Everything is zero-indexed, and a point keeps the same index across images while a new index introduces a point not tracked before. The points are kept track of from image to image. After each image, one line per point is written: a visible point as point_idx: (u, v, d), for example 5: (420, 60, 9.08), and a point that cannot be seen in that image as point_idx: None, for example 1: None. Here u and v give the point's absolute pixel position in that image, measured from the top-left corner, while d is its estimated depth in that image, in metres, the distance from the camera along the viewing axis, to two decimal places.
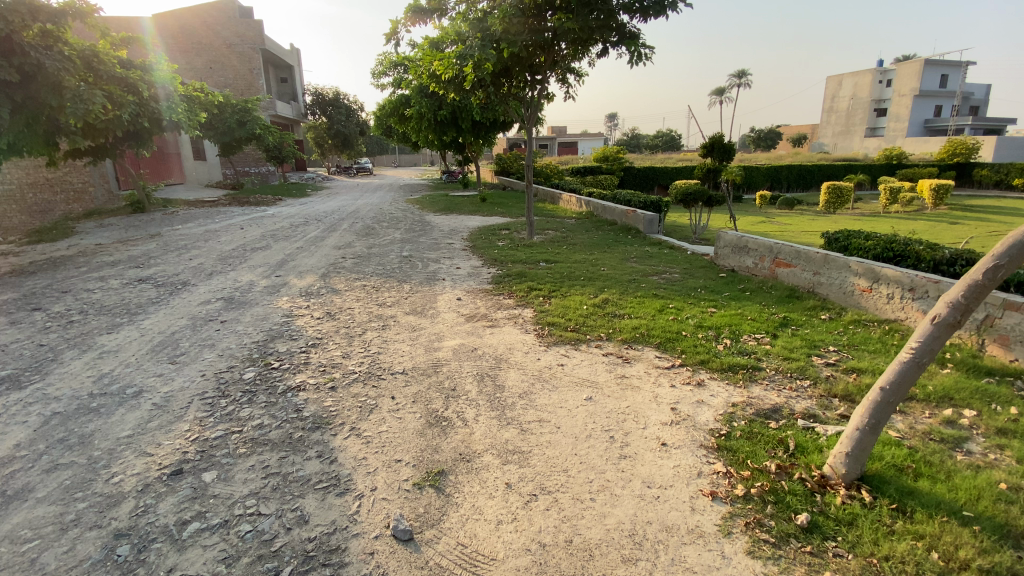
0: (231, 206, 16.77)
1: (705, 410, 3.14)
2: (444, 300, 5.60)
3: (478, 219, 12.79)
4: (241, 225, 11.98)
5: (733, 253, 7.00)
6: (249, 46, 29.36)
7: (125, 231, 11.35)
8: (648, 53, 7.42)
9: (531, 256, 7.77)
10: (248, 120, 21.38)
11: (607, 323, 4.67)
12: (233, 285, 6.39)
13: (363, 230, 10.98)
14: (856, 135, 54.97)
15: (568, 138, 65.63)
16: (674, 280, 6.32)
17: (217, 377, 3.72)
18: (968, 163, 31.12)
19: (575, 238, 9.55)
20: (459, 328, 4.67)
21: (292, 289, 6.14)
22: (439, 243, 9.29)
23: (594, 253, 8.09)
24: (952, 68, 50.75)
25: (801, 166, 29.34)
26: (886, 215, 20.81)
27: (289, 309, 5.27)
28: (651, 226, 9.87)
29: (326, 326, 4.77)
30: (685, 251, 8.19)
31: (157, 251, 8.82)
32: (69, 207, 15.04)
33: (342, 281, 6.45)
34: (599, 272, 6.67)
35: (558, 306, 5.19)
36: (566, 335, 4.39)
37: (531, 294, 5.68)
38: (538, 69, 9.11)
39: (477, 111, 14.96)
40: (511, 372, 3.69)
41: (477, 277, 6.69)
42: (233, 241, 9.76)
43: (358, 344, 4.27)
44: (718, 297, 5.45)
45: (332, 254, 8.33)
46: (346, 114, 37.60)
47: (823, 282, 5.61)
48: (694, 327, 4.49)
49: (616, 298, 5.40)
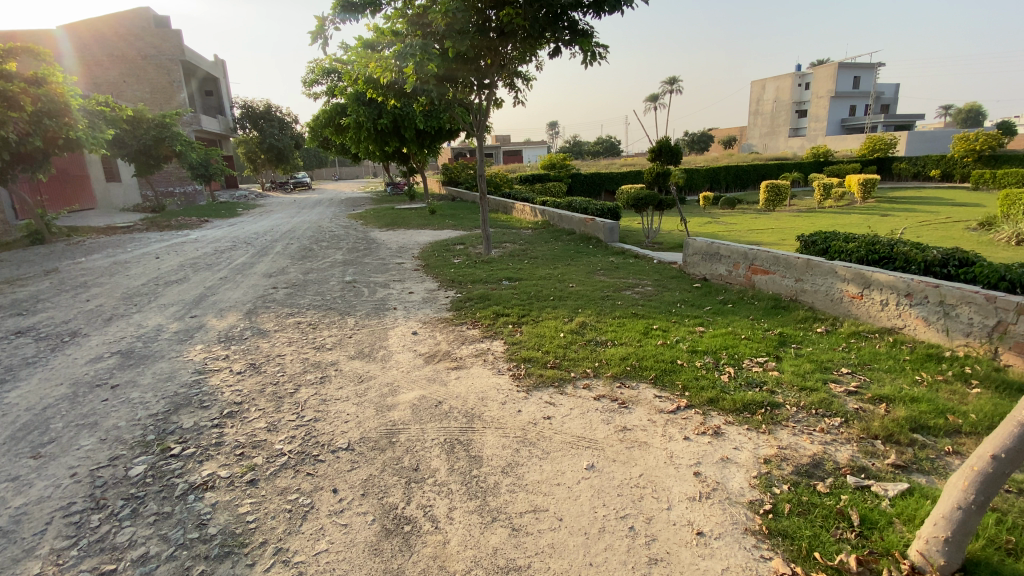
0: (148, 231, 15.05)
1: (733, 472, 2.52)
2: (395, 336, 4.78)
3: (428, 233, 11.97)
4: (157, 254, 10.57)
5: (704, 260, 6.56)
6: (168, 58, 27.12)
7: (14, 268, 9.73)
8: (603, 52, 6.91)
9: (491, 274, 7.06)
10: (168, 136, 19.53)
11: (590, 354, 4.01)
12: (137, 332, 5.29)
13: (300, 252, 9.89)
14: (782, 135, 58.02)
15: (512, 145, 65.58)
16: (649, 294, 5.79)
17: (93, 477, 2.76)
18: (887, 158, 33.36)
19: (535, 250, 8.95)
20: (415, 374, 3.87)
21: (210, 334, 5.12)
22: (387, 264, 8.42)
23: (559, 267, 7.48)
24: (864, 70, 54.64)
25: (739, 167, 30.30)
26: (822, 210, 21.60)
27: (204, 363, 4.30)
28: (611, 235, 9.37)
29: (249, 384, 3.85)
30: (651, 259, 7.72)
31: (48, 292, 7.44)
32: None
33: (273, 319, 5.49)
34: (568, 290, 6.03)
35: (531, 336, 4.49)
36: (546, 374, 3.69)
37: (497, 322, 4.95)
38: (485, 74, 8.48)
39: (420, 119, 14.14)
40: (485, 435, 2.96)
41: (433, 303, 5.90)
42: (145, 274, 8.46)
43: (290, 409, 3.41)
44: (702, 313, 4.94)
45: (263, 284, 7.28)
46: (279, 127, 35.65)
47: (806, 288, 5.22)
48: (688, 353, 3.91)
49: (593, 321, 4.77)
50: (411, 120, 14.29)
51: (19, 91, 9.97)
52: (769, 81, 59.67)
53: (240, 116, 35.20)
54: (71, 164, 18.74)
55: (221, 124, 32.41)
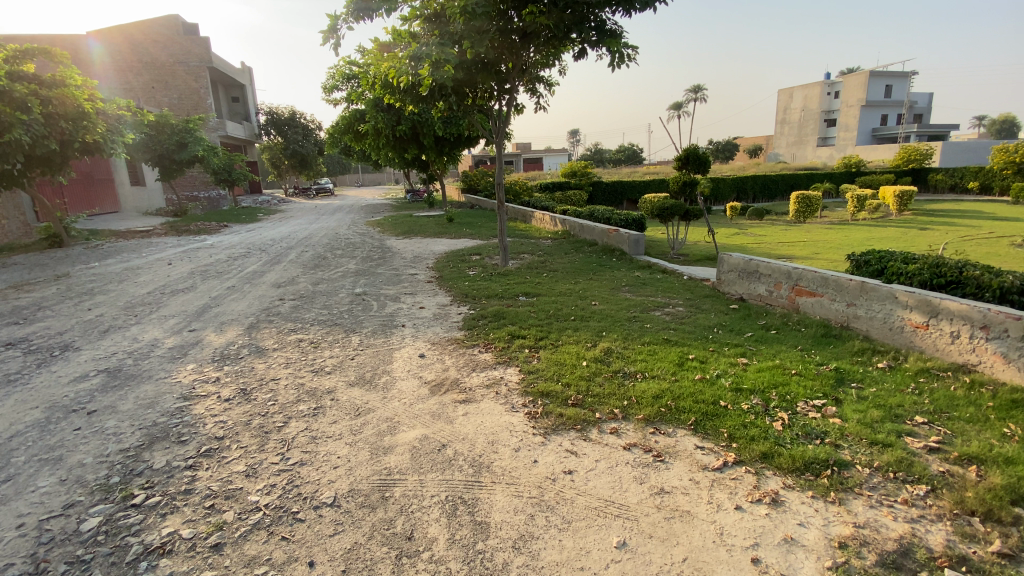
0: (167, 236, 15.05)
1: (800, 558, 2.03)
2: (401, 359, 4.36)
3: (445, 243, 11.60)
4: (169, 260, 10.41)
5: (741, 278, 6.03)
6: (196, 63, 27.54)
7: (27, 273, 9.65)
8: (631, 53, 6.44)
9: (508, 289, 6.62)
10: (190, 141, 19.67)
11: (618, 388, 3.53)
12: (130, 347, 4.99)
13: (312, 261, 9.61)
14: (810, 145, 56.62)
15: (533, 153, 65.39)
16: (681, 315, 5.28)
17: (40, 530, 2.41)
18: (922, 169, 32.06)
19: (555, 262, 8.49)
20: (418, 408, 3.44)
21: (204, 351, 4.77)
22: (399, 275, 8.04)
23: (580, 282, 6.99)
24: (896, 79, 53.10)
25: (766, 176, 29.41)
26: (854, 223, 20.68)
27: (191, 387, 3.94)
28: (637, 247, 8.86)
29: (235, 414, 3.46)
30: (681, 275, 7.19)
31: (54, 299, 7.26)
32: None
33: (273, 335, 5.13)
34: (591, 309, 5.55)
35: (550, 363, 4.03)
36: (567, 414, 3.21)
37: (513, 345, 4.49)
38: (506, 78, 8.11)
39: (439, 125, 13.86)
40: (494, 492, 2.50)
41: (444, 320, 5.47)
42: (154, 281, 8.26)
43: (275, 448, 3.00)
44: (744, 341, 4.43)
45: (269, 295, 6.97)
46: (302, 133, 36.02)
47: (860, 314, 4.65)
48: (730, 392, 3.42)
49: (619, 347, 4.29)
50: (430, 126, 14.02)
51: (32, 93, 9.93)
52: (796, 90, 58.36)
53: (264, 123, 35.67)
54: (96, 169, 18.98)
55: (246, 130, 32.81)
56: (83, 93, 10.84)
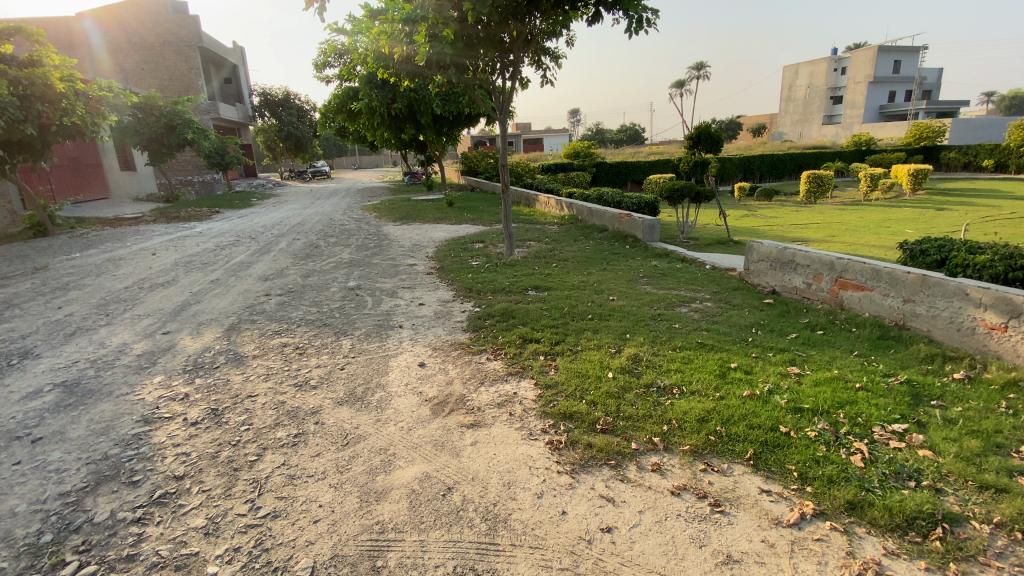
0: (156, 223, 14.41)
1: None
2: (397, 369, 3.81)
3: (445, 229, 10.98)
4: (154, 250, 9.80)
5: (773, 268, 5.46)
6: (186, 43, 26.47)
7: (4, 265, 9.05)
8: (654, 17, 5.78)
9: (516, 282, 6.03)
10: (180, 123, 18.88)
11: (652, 407, 2.99)
12: (94, 354, 4.42)
13: (305, 250, 9.02)
14: (815, 123, 55.41)
15: (533, 133, 64.08)
16: (711, 313, 4.71)
17: None
18: (935, 146, 31.16)
19: (563, 250, 7.90)
20: (417, 435, 2.88)
21: (176, 359, 4.21)
22: (397, 266, 7.45)
23: (593, 273, 6.41)
24: (906, 54, 51.65)
25: (774, 155, 28.56)
26: (868, 203, 20.01)
27: (155, 406, 3.40)
28: (651, 233, 8.24)
29: (201, 444, 2.92)
30: (702, 264, 6.59)
31: (22, 295, 6.67)
32: None
33: (254, 339, 4.57)
34: (609, 305, 4.98)
35: (570, 374, 3.47)
36: (597, 444, 2.66)
37: (524, 352, 3.93)
38: (510, 49, 7.43)
39: (437, 103, 13.14)
40: (514, 562, 1.97)
41: (445, 320, 4.90)
42: (134, 274, 7.66)
43: (243, 493, 2.47)
44: (788, 345, 3.89)
45: (255, 290, 6.39)
46: (297, 115, 35.10)
47: (919, 313, 4.09)
48: (789, 414, 2.88)
49: (649, 353, 3.73)
50: (427, 104, 13.29)
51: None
52: (802, 66, 56.90)
53: (258, 104, 34.66)
54: (82, 153, 18.21)
55: (239, 112, 31.82)
56: (59, 74, 10.07)
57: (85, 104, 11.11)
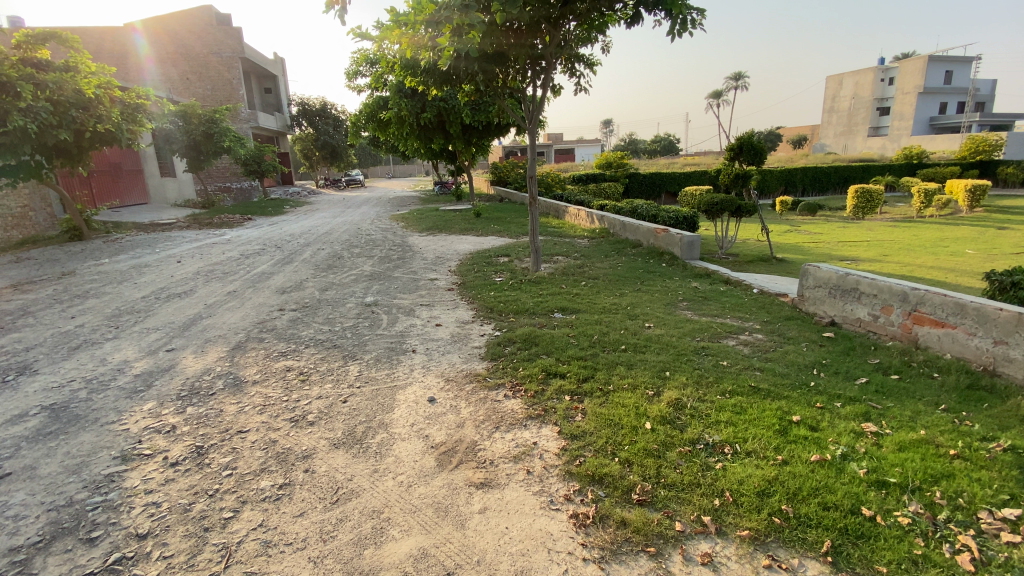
0: (189, 229, 14.61)
1: None
2: (405, 405, 3.39)
3: (471, 241, 10.64)
4: (180, 257, 9.78)
5: (833, 297, 4.87)
6: (229, 53, 27.20)
7: (35, 269, 9.13)
8: (699, 18, 5.33)
9: (541, 303, 5.58)
10: (217, 132, 19.27)
11: (698, 473, 2.50)
12: (92, 373, 4.19)
13: (326, 261, 8.81)
14: (860, 135, 53.26)
15: (564, 144, 63.99)
16: (763, 349, 4.15)
17: None
18: (992, 160, 29.26)
19: (593, 267, 7.42)
20: (418, 494, 2.45)
21: (173, 381, 3.92)
22: (417, 281, 7.11)
23: (626, 294, 5.89)
24: (960, 64, 49.15)
25: (817, 168, 27.30)
26: (922, 220, 18.74)
27: (136, 440, 3.09)
28: (691, 251, 7.66)
29: (175, 492, 2.57)
30: (749, 287, 6.00)
31: (42, 303, 6.61)
32: (8, 234, 12.75)
33: (257, 361, 4.25)
34: (645, 334, 4.46)
35: (600, 421, 3.00)
36: (632, 521, 2.19)
37: (547, 389, 3.44)
38: (541, 54, 7.04)
39: (467, 112, 12.89)
40: None
41: (461, 345, 4.48)
42: (154, 283, 7.56)
43: (207, 564, 2.09)
44: (859, 394, 3.32)
45: (269, 304, 6.14)
46: (333, 125, 35.89)
47: (1016, 358, 3.43)
48: (873, 493, 2.34)
49: (694, 399, 3.22)
50: (457, 113, 13.07)
51: (27, 77, 9.22)
52: (847, 76, 54.88)
53: (296, 114, 35.47)
54: (124, 159, 18.73)
55: (278, 121, 32.51)
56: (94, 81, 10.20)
57: (121, 111, 11.30)
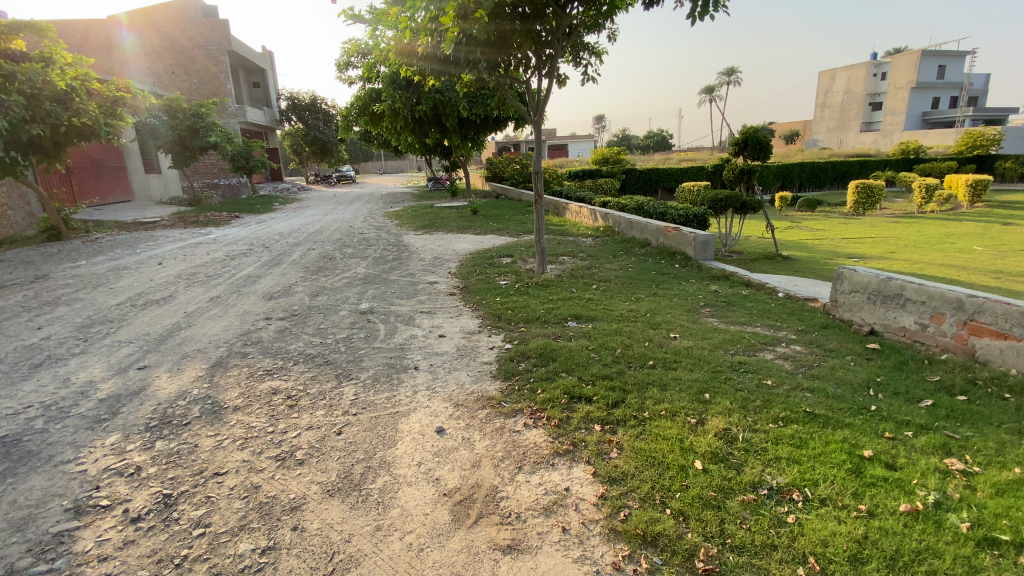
0: (173, 228, 13.99)
1: None
2: (409, 437, 2.93)
3: (469, 240, 10.18)
4: (162, 258, 9.22)
5: (872, 303, 4.47)
6: (216, 47, 26.38)
7: (5, 272, 8.53)
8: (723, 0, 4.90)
9: (552, 310, 5.12)
10: (203, 126, 18.60)
11: (771, 531, 2.08)
12: (51, 396, 3.67)
13: (318, 262, 8.31)
14: (853, 130, 53.24)
15: (557, 140, 63.63)
16: (807, 363, 3.73)
17: None
18: (988, 155, 29.13)
19: (603, 268, 6.99)
20: (433, 562, 2.01)
21: (143, 407, 3.43)
22: (415, 285, 6.64)
23: (643, 298, 5.46)
24: (952, 59, 49.12)
25: (814, 163, 27.04)
26: (923, 216, 18.49)
27: (94, 486, 2.61)
28: (705, 251, 7.25)
29: (133, 561, 2.10)
30: (773, 291, 5.58)
31: (7, 310, 6.04)
32: None
33: (239, 382, 3.75)
34: (671, 346, 4.02)
35: (641, 458, 2.56)
36: None
37: (572, 417, 2.99)
38: (548, 42, 6.55)
39: (463, 105, 12.40)
40: None
41: (469, 361, 4.01)
42: (131, 288, 7.00)
43: None
44: (929, 420, 2.92)
45: (255, 311, 5.64)
46: (324, 120, 35.23)
47: None
48: (987, 556, 1.94)
49: (746, 431, 2.79)
50: (453, 106, 12.57)
51: None
52: (840, 71, 54.77)
53: (285, 109, 34.71)
54: (106, 155, 18.01)
55: (267, 116, 31.73)
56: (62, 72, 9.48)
57: (100, 105, 10.67)
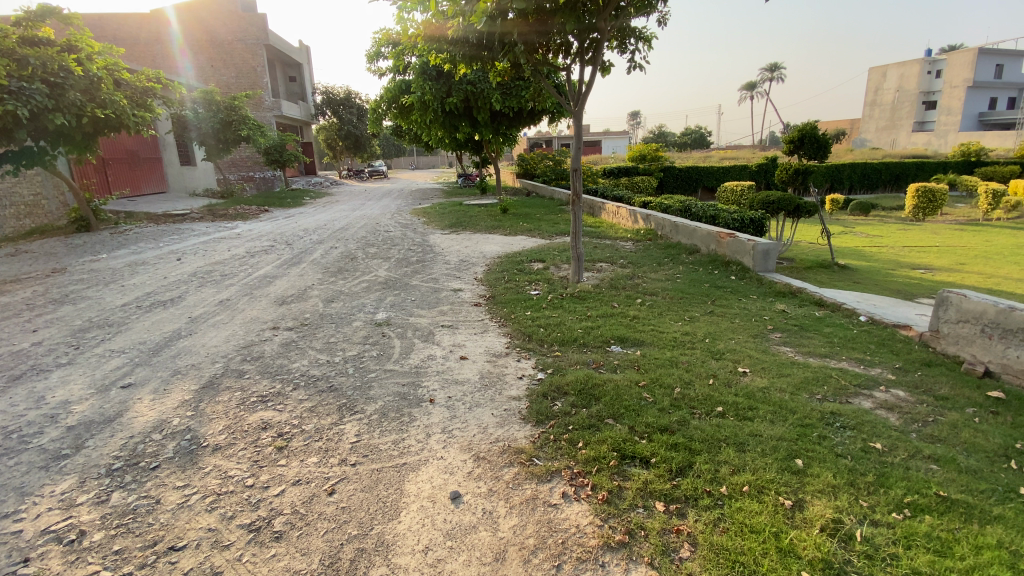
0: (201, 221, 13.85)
1: None
2: (415, 506, 2.31)
3: (498, 241, 9.57)
4: (181, 253, 8.92)
5: (993, 336, 3.59)
6: (253, 41, 26.46)
7: (25, 264, 8.37)
8: None
9: (593, 329, 4.43)
10: (236, 119, 18.53)
11: None
12: (17, 418, 3.21)
13: (337, 263, 7.83)
14: (904, 130, 50.28)
15: (589, 138, 62.70)
16: (920, 419, 2.94)
17: None
18: None
19: (647, 278, 6.27)
20: None
21: (113, 440, 2.92)
22: (438, 292, 6.06)
23: (698, 318, 4.73)
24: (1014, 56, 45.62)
25: (866, 164, 25.29)
26: (992, 224, 16.85)
27: (22, 557, 2.09)
28: (765, 262, 6.44)
29: None
30: (852, 316, 4.74)
31: (11, 308, 5.73)
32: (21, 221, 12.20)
33: (228, 412, 3.21)
34: (740, 386, 3.29)
35: (725, 567, 1.88)
36: None
37: (626, 489, 2.32)
38: (594, 22, 5.75)
39: (496, 97, 11.76)
40: None
41: (494, 395, 3.36)
42: (142, 286, 6.65)
43: None
44: None
45: (261, 319, 5.14)
46: (358, 115, 35.63)
47: None
48: None
49: (863, 525, 2.06)
50: (486, 99, 11.93)
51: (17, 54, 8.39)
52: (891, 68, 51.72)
53: (320, 103, 34.95)
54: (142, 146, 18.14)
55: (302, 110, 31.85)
56: (78, 58, 9.21)
57: (130, 95, 10.49)
